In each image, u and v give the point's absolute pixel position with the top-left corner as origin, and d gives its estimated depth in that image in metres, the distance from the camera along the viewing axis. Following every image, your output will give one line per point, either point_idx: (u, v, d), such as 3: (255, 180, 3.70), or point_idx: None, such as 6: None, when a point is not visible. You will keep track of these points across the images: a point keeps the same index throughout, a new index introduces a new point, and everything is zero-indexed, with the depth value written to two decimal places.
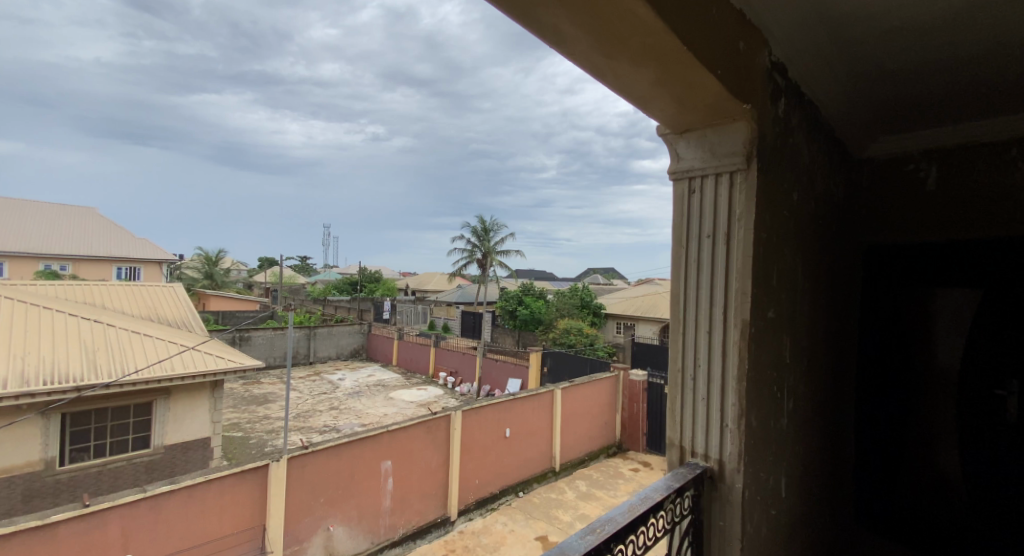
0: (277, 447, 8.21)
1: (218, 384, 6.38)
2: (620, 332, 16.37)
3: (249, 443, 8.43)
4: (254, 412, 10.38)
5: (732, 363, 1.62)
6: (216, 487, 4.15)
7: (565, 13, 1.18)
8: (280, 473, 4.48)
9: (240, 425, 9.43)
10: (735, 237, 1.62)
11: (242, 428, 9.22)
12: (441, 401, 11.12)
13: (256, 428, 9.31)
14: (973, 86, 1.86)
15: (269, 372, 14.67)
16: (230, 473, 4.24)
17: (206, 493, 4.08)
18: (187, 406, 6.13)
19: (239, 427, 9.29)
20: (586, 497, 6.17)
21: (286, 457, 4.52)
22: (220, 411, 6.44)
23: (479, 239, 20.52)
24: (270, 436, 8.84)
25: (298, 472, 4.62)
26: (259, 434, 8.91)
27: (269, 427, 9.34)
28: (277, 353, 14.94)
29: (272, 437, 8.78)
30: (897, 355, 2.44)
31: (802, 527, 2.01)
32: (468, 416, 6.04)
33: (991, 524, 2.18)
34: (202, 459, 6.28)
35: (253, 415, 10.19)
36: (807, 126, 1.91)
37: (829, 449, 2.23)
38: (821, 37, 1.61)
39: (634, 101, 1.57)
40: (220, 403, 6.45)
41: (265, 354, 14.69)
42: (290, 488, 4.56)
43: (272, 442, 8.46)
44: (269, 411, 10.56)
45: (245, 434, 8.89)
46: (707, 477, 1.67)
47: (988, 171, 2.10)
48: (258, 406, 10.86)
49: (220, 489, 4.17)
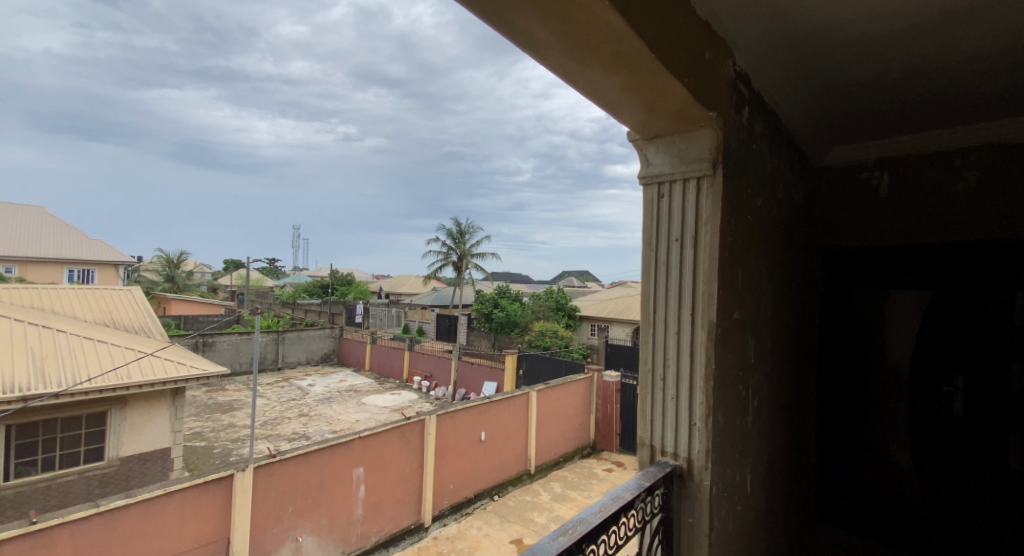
0: (243, 457, 7.99)
1: (179, 391, 6.17)
2: (594, 333, 16.54)
3: (213, 452, 8.17)
4: (219, 421, 10.06)
5: (700, 363, 1.66)
6: (177, 499, 4.00)
7: (538, 17, 1.19)
8: (245, 484, 4.35)
9: (203, 434, 9.13)
10: (703, 242, 1.67)
11: (205, 438, 8.93)
12: (415, 406, 11.02)
13: (220, 437, 9.03)
14: (923, 100, 1.96)
15: (234, 378, 14.24)
16: (192, 484, 4.09)
17: (167, 507, 3.93)
18: (145, 415, 5.91)
19: (202, 437, 8.99)
20: (561, 498, 6.22)
21: (252, 466, 4.40)
22: (181, 420, 6.22)
23: (454, 241, 20.38)
24: (236, 445, 8.59)
25: (264, 481, 4.50)
26: (224, 443, 8.65)
27: (234, 436, 9.07)
28: (243, 358, 14.56)
29: (237, 446, 8.52)
30: (852, 355, 2.55)
31: (765, 521, 2.06)
32: (443, 421, 6.00)
33: (941, 511, 2.30)
34: (161, 471, 6.06)
35: (217, 424, 9.88)
36: (770, 134, 1.98)
37: (788, 445, 2.28)
38: (782, 47, 1.67)
39: (605, 107, 1.60)
40: (181, 412, 6.24)
41: (230, 360, 14.27)
42: (256, 498, 4.44)
43: (237, 451, 8.21)
44: (233, 418, 10.26)
45: (208, 443, 8.61)
46: (676, 475, 1.71)
47: (934, 178, 2.22)
48: (222, 415, 10.53)
49: (182, 501, 4.02)
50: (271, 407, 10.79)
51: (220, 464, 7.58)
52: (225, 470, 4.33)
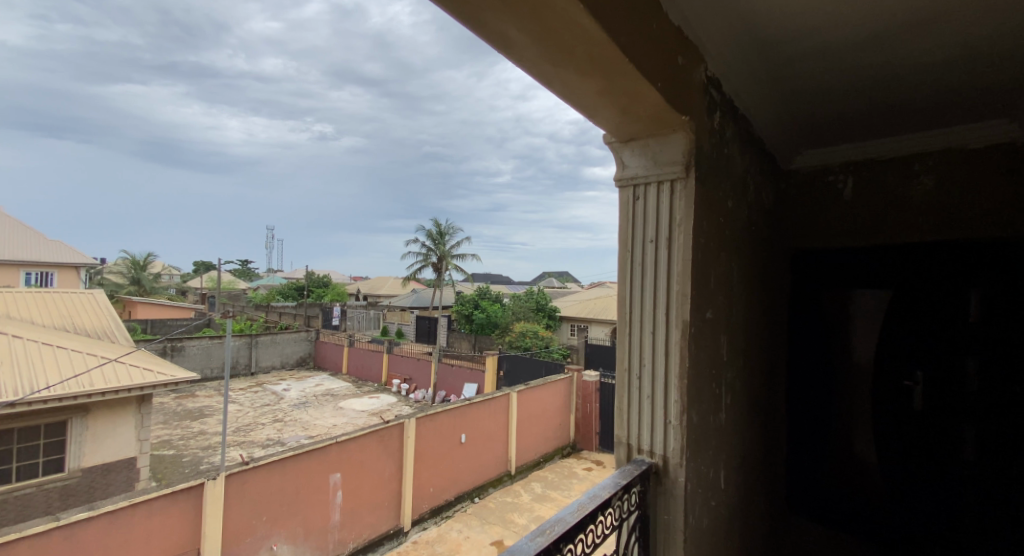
0: (215, 465, 7.79)
1: (145, 398, 6.00)
2: (574, 334, 16.62)
3: (183, 461, 7.94)
4: (188, 428, 9.79)
5: (675, 361, 1.70)
6: (144, 511, 3.88)
7: (511, 19, 1.20)
8: (216, 493, 4.25)
9: (172, 442, 8.87)
10: (677, 243, 1.70)
11: (174, 446, 8.68)
12: (393, 409, 10.91)
13: (190, 445, 8.78)
14: (884, 107, 2.04)
15: (205, 384, 13.88)
16: (159, 495, 3.97)
17: (132, 519, 3.80)
18: (109, 424, 5.72)
19: (171, 445, 8.74)
20: (542, 498, 6.25)
21: (223, 474, 4.30)
22: (148, 428, 6.05)
23: (434, 242, 20.24)
24: (207, 453, 8.38)
25: (237, 489, 4.40)
26: (194, 452, 8.42)
27: (205, 444, 8.84)
28: (214, 363, 14.20)
29: (209, 454, 8.31)
30: (819, 352, 2.63)
31: (738, 515, 2.10)
32: (422, 424, 5.96)
33: (904, 500, 2.39)
34: (127, 482, 5.88)
35: (186, 431, 9.61)
36: (740, 137, 2.03)
37: (760, 440, 2.33)
38: (751, 54, 1.72)
39: (581, 109, 1.62)
40: (148, 420, 6.06)
41: (200, 365, 13.90)
42: (228, 507, 4.34)
43: (208, 460, 8.00)
44: (204, 426, 10.00)
45: (177, 452, 8.36)
46: (652, 473, 1.74)
47: (895, 183, 2.32)
48: (192, 422, 10.25)
49: (148, 513, 3.90)
50: (244, 414, 10.55)
51: (190, 473, 7.38)
52: (194, 479, 4.22)
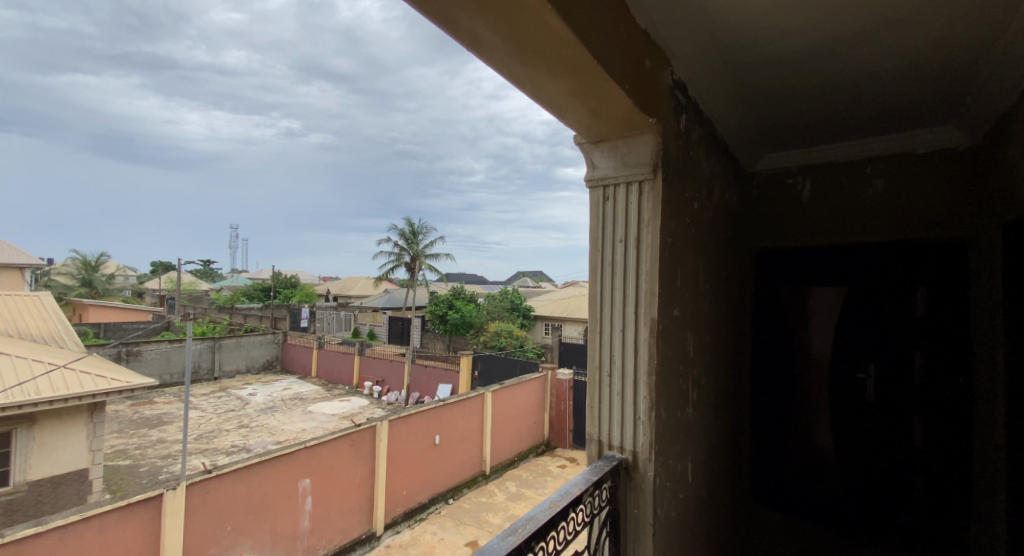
0: (175, 474, 7.53)
1: (98, 406, 5.78)
2: (548, 332, 16.71)
3: (139, 471, 7.64)
4: (145, 437, 9.42)
5: (644, 358, 1.74)
6: (96, 525, 3.71)
7: (481, 18, 1.21)
8: (177, 503, 4.12)
9: (128, 452, 8.53)
10: (645, 242, 1.74)
11: (130, 456, 8.35)
12: (365, 412, 10.76)
13: (147, 454, 8.46)
14: (839, 113, 2.13)
15: (164, 390, 13.39)
16: (114, 508, 3.80)
17: (84, 534, 3.63)
18: (58, 434, 5.48)
19: (127, 455, 8.39)
20: (516, 497, 6.27)
21: (184, 484, 4.17)
22: (101, 438, 5.81)
23: (407, 241, 20.02)
24: (166, 462, 8.09)
25: (198, 499, 4.27)
26: (152, 461, 8.11)
27: (164, 453, 8.53)
28: (174, 369, 13.80)
29: (168, 463, 8.02)
30: (780, 348, 2.73)
31: (705, 506, 2.17)
32: (395, 425, 5.91)
33: (860, 488, 2.51)
34: (78, 494, 5.63)
35: (144, 440, 9.25)
36: (706, 139, 2.09)
37: (725, 435, 2.40)
38: (716, 60, 1.78)
39: (551, 110, 1.64)
40: (101, 429, 5.83)
41: (159, 370, 13.42)
42: (189, 518, 4.20)
43: (167, 469, 7.73)
44: (163, 434, 9.65)
45: (133, 462, 8.04)
46: (622, 468, 1.77)
47: (849, 186, 2.42)
48: (150, 430, 9.87)
49: (102, 527, 3.73)
50: (206, 420, 10.23)
51: (148, 484, 7.11)
52: (152, 490, 4.07)
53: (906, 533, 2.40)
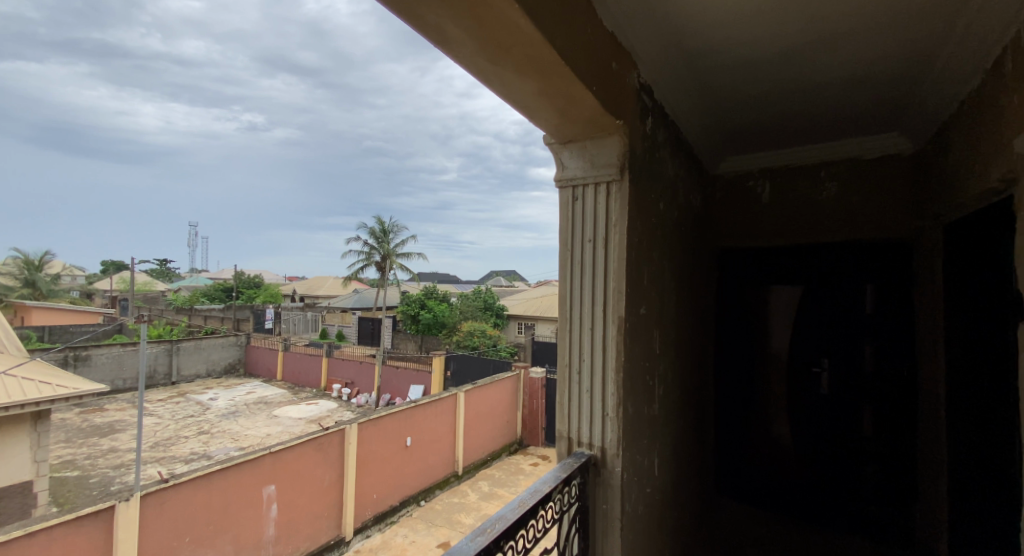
0: (128, 484, 7.22)
1: (42, 414, 5.52)
2: (521, 332, 16.77)
3: (89, 483, 7.29)
4: (95, 446, 8.99)
5: (612, 355, 1.77)
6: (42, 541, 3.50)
7: (449, 14, 1.21)
8: (131, 515, 3.95)
9: (76, 463, 8.11)
10: (613, 242, 1.77)
11: (78, 466, 7.94)
12: (334, 415, 10.56)
13: (97, 464, 8.07)
14: (796, 118, 2.21)
15: (115, 396, 12.80)
16: (62, 522, 3.61)
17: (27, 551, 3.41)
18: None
19: (74, 466, 7.98)
20: (488, 496, 6.28)
21: (138, 495, 4.00)
22: (45, 448, 5.57)
23: (377, 240, 19.73)
24: (119, 472, 7.75)
25: (154, 510, 4.10)
26: (102, 472, 7.75)
27: (115, 463, 8.16)
28: (126, 373, 13.27)
29: (120, 474, 7.67)
30: (742, 344, 2.82)
31: (671, 499, 2.22)
32: (364, 428, 5.84)
33: (816, 477, 2.63)
34: (21, 508, 5.33)
35: (93, 450, 8.82)
36: (671, 143, 2.14)
37: (690, 429, 2.46)
38: (680, 65, 1.83)
39: (520, 109, 1.65)
40: (46, 439, 5.58)
41: (109, 375, 12.84)
42: (143, 530, 4.03)
43: (120, 480, 7.40)
44: (115, 443, 9.22)
45: (82, 473, 7.66)
46: (591, 464, 1.80)
47: (805, 188, 2.53)
48: (100, 439, 9.42)
49: (49, 542, 3.53)
50: (162, 427, 9.84)
51: (98, 496, 6.79)
52: (104, 502, 3.89)
53: (857, 519, 2.52)
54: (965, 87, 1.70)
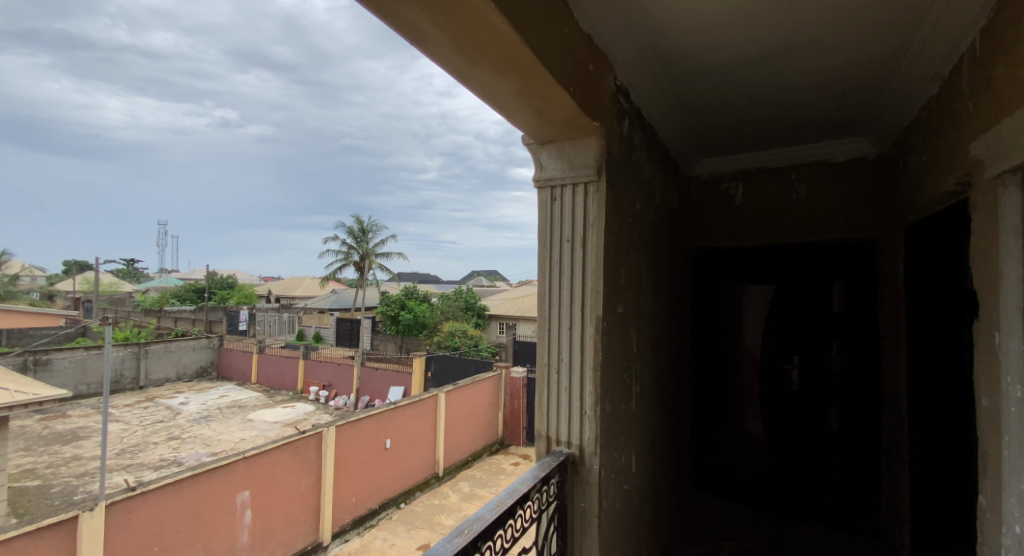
0: (93, 493, 6.98)
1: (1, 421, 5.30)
2: (502, 332, 16.76)
3: (50, 493, 7.02)
4: (57, 455, 8.67)
5: (590, 355, 1.78)
6: None
7: (424, 12, 1.21)
8: (95, 525, 3.81)
9: (36, 472, 7.80)
10: (591, 242, 1.78)
11: (39, 475, 7.64)
12: (311, 418, 10.39)
13: (59, 473, 7.78)
14: (769, 121, 2.25)
15: (79, 402, 12.36)
16: (21, 534, 3.47)
17: None
18: None
19: (35, 475, 7.68)
20: (469, 497, 6.27)
21: (103, 505, 3.87)
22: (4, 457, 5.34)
23: (356, 240, 19.48)
24: (83, 481, 7.48)
25: (120, 520, 3.97)
26: (64, 481, 7.47)
27: (79, 471, 7.88)
28: (90, 378, 12.83)
29: (84, 483, 7.41)
30: (716, 343, 2.87)
31: (649, 495, 2.25)
32: (342, 431, 5.76)
33: (788, 470, 2.70)
34: None
35: (55, 458, 8.50)
36: (648, 145, 2.17)
37: (666, 426, 2.50)
38: (656, 68, 1.85)
39: (498, 109, 1.65)
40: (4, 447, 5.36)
41: (72, 380, 12.40)
42: (109, 541, 3.90)
43: (84, 489, 7.15)
44: (78, 451, 8.90)
45: (43, 482, 7.37)
46: (569, 463, 1.81)
47: (776, 190, 2.59)
48: (63, 447, 9.08)
49: None
50: (130, 433, 9.54)
51: (60, 506, 6.54)
52: (67, 512, 3.76)
53: (826, 511, 2.59)
54: (926, 94, 1.77)
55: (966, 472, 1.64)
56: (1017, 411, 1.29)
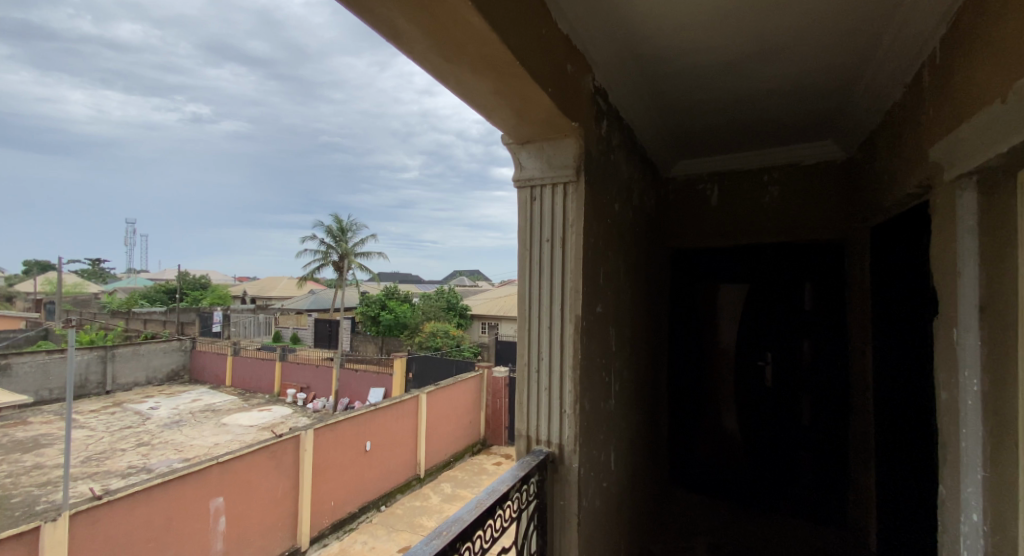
0: (57, 503, 6.74)
1: None
2: (484, 332, 16.71)
3: (10, 503, 6.75)
4: (18, 463, 8.34)
5: (569, 355, 1.79)
6: None
7: (400, 10, 1.19)
8: (58, 537, 3.67)
9: None
10: (570, 242, 1.79)
11: None
12: (288, 421, 10.21)
13: (20, 483, 7.49)
14: (743, 124, 2.29)
15: (41, 408, 11.91)
16: None
17: None
18: None
19: None
20: (451, 498, 6.23)
21: (68, 516, 3.73)
22: None
23: (335, 239, 19.21)
24: (45, 491, 7.21)
25: (85, 531, 3.84)
26: (26, 491, 7.20)
27: (41, 480, 7.60)
28: (53, 383, 12.41)
29: (47, 492, 7.15)
30: (692, 341, 2.91)
31: (628, 491, 2.27)
32: (321, 434, 5.66)
33: (762, 464, 2.75)
34: None
35: (16, 466, 8.18)
36: (626, 146, 2.19)
37: (645, 423, 2.53)
38: (633, 70, 1.87)
39: (477, 108, 1.65)
40: None
41: (33, 385, 11.97)
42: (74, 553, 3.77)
43: (46, 499, 6.89)
44: (41, 459, 8.59)
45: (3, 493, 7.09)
46: (549, 461, 1.81)
47: (750, 190, 2.64)
48: (24, 455, 8.74)
49: None
50: (96, 440, 9.24)
51: (21, 517, 6.30)
52: (28, 523, 3.61)
53: (797, 502, 2.66)
54: (892, 100, 1.82)
55: (929, 464, 1.69)
56: (973, 404, 1.34)
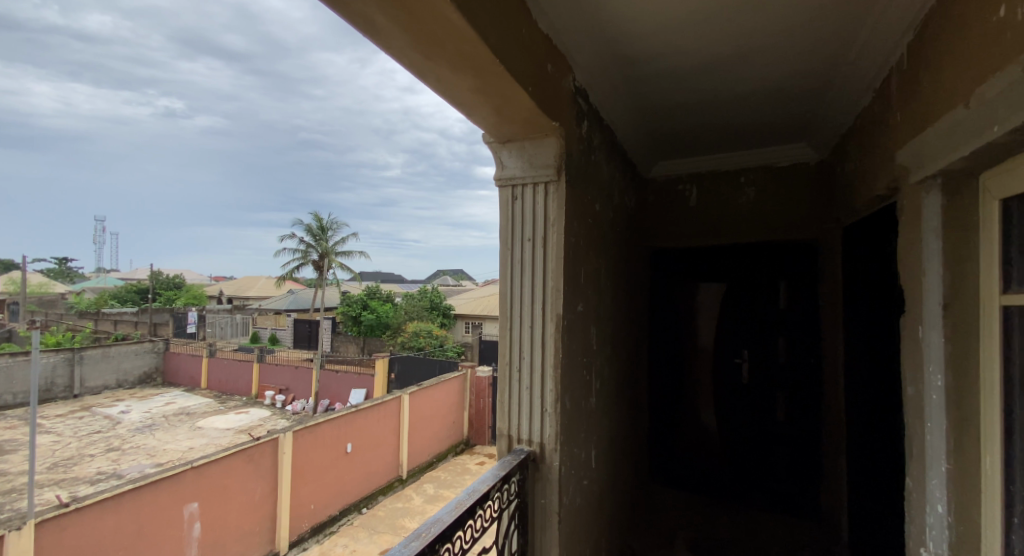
0: (22, 511, 6.51)
1: None
2: (467, 331, 16.66)
3: None
4: None
5: (550, 354, 1.79)
6: None
7: (379, 6, 1.18)
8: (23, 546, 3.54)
9: None
10: (551, 242, 1.79)
11: None
12: (266, 424, 10.04)
13: None
14: (721, 125, 2.32)
15: (5, 413, 11.49)
16: None
17: None
18: None
19: None
20: (434, 499, 6.20)
21: (34, 524, 3.60)
22: None
23: (315, 238, 18.93)
24: (9, 498, 6.96)
25: (53, 540, 3.71)
26: None
27: (5, 488, 7.34)
28: (17, 387, 11.99)
29: (12, 500, 6.90)
30: (672, 340, 2.95)
31: (608, 488, 2.29)
32: (300, 436, 5.57)
33: (739, 460, 2.80)
34: None
35: None
36: (606, 146, 2.21)
37: (625, 421, 2.55)
38: (613, 70, 1.88)
39: (458, 106, 1.64)
40: None
41: None
42: None
43: (10, 507, 6.65)
44: (5, 465, 8.28)
45: None
46: (530, 461, 1.82)
47: (727, 191, 2.68)
48: None
49: None
50: (65, 445, 8.96)
51: None
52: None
53: (772, 496, 2.71)
54: (864, 103, 1.87)
55: (898, 457, 1.74)
56: (938, 398, 1.38)
